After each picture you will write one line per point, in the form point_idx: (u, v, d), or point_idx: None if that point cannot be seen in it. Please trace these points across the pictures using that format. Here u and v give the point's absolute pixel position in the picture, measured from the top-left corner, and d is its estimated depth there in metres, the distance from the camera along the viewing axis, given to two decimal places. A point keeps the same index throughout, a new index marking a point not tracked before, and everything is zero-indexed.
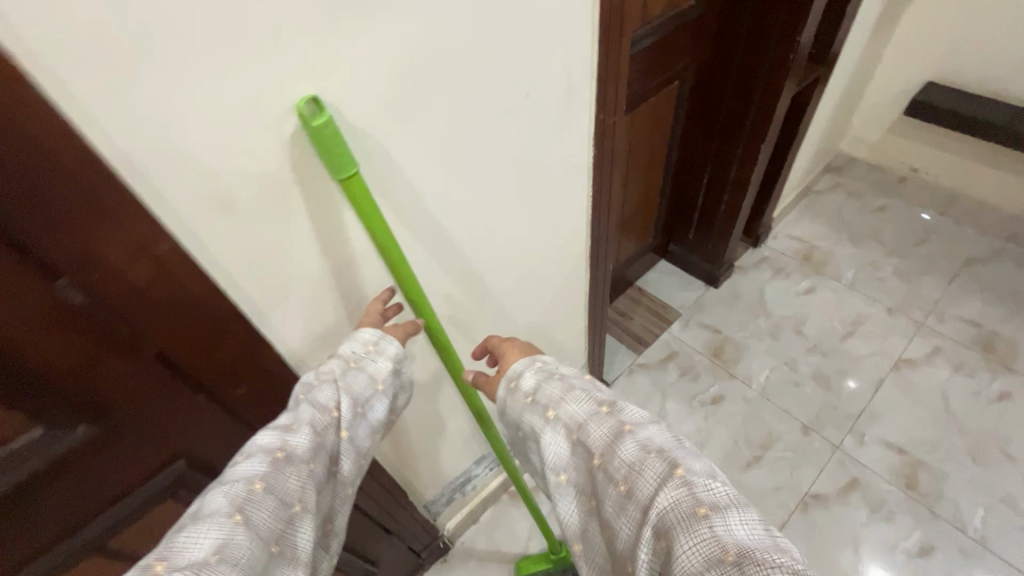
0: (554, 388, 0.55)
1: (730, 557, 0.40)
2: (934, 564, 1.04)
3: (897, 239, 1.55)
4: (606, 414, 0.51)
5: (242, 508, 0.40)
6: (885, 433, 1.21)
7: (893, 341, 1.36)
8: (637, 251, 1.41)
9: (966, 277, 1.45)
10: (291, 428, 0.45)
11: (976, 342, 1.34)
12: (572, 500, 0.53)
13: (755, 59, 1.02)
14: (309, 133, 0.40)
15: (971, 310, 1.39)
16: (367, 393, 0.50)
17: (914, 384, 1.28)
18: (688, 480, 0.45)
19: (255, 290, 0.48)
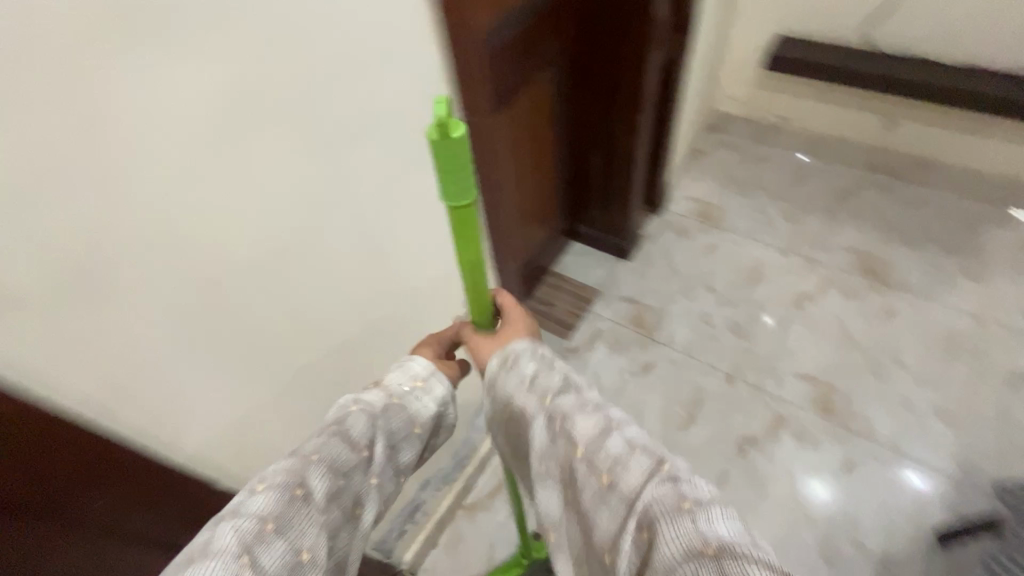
0: (553, 376, 0.49)
1: (710, 550, 0.36)
2: (857, 478, 1.10)
3: (779, 182, 1.58)
4: (597, 407, 0.46)
5: (250, 549, 0.37)
6: (797, 367, 1.24)
7: (789, 282, 1.38)
8: (547, 238, 1.32)
9: (845, 210, 1.51)
10: (310, 459, 0.43)
11: (857, 267, 1.40)
12: (549, 490, 0.47)
13: (621, 31, 0.98)
14: (433, 147, 0.38)
15: (850, 239, 1.45)
16: (404, 429, 0.51)
17: (814, 318, 1.32)
18: (675, 477, 0.41)
19: (103, 371, 0.41)
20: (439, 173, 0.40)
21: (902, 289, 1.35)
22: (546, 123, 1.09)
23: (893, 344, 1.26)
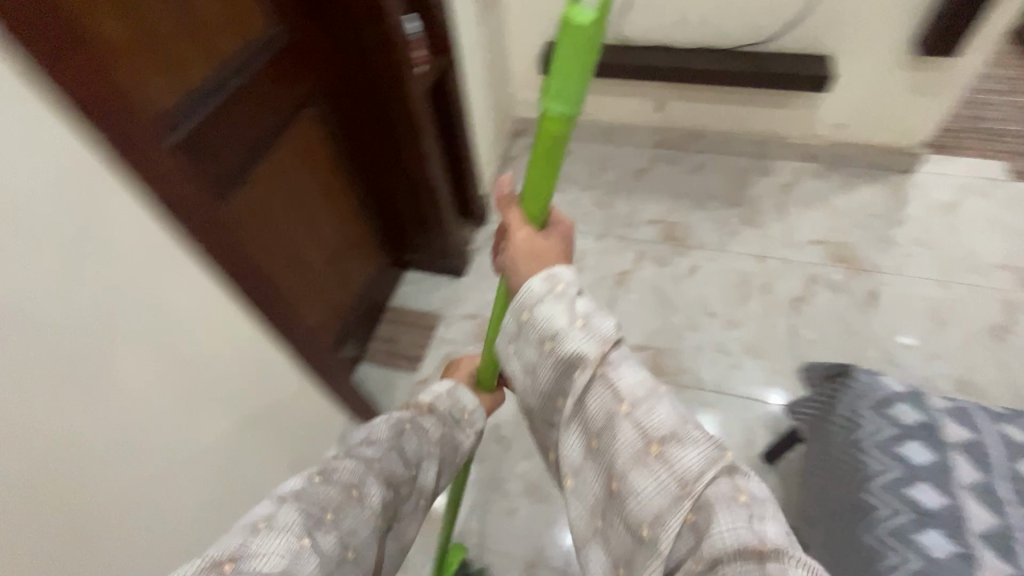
0: (586, 334, 0.76)
1: (696, 502, 0.66)
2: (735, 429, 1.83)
3: (587, 175, 2.54)
4: (648, 392, 0.74)
5: (306, 533, 0.68)
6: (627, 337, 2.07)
7: (603, 265, 2.26)
8: (372, 270, 2.07)
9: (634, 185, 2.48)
10: (361, 478, 0.77)
11: (661, 233, 2.33)
12: (592, 448, 0.77)
13: (371, 83, 1.60)
14: (566, 30, 0.66)
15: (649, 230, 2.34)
16: (422, 459, 0.87)
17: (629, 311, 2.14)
18: (680, 440, 0.70)
19: (69, 486, 0.80)
20: (559, 64, 0.69)
21: (691, 247, 2.27)
22: (332, 157, 1.73)
23: (702, 295, 2.14)
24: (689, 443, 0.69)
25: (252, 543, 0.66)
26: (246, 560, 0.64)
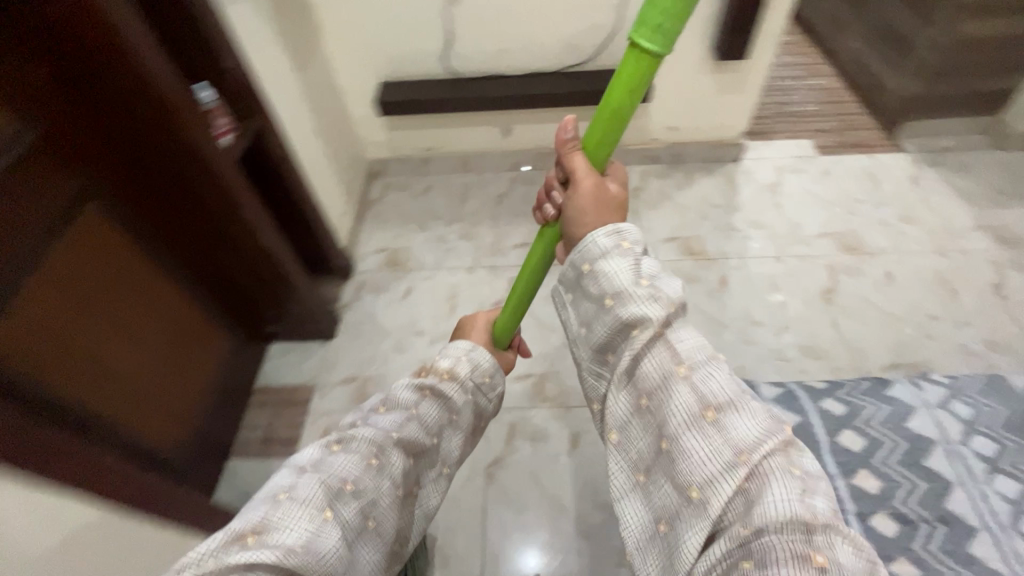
0: (698, 351, 0.52)
1: (818, 562, 0.40)
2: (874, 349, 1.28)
3: (792, 102, 1.90)
4: (746, 402, 0.49)
5: (376, 453, 0.64)
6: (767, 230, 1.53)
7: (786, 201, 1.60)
8: None
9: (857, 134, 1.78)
10: (412, 407, 0.72)
11: (863, 177, 1.65)
12: (644, 425, 0.53)
13: None
14: None
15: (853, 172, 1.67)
16: (439, 424, 0.74)
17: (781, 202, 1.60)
18: (804, 480, 0.44)
19: None
20: None
21: (909, 200, 1.58)
22: None
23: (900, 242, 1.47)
24: (887, 447, 0.74)
25: (452, 391, 0.77)
26: (609, 279, 0.56)
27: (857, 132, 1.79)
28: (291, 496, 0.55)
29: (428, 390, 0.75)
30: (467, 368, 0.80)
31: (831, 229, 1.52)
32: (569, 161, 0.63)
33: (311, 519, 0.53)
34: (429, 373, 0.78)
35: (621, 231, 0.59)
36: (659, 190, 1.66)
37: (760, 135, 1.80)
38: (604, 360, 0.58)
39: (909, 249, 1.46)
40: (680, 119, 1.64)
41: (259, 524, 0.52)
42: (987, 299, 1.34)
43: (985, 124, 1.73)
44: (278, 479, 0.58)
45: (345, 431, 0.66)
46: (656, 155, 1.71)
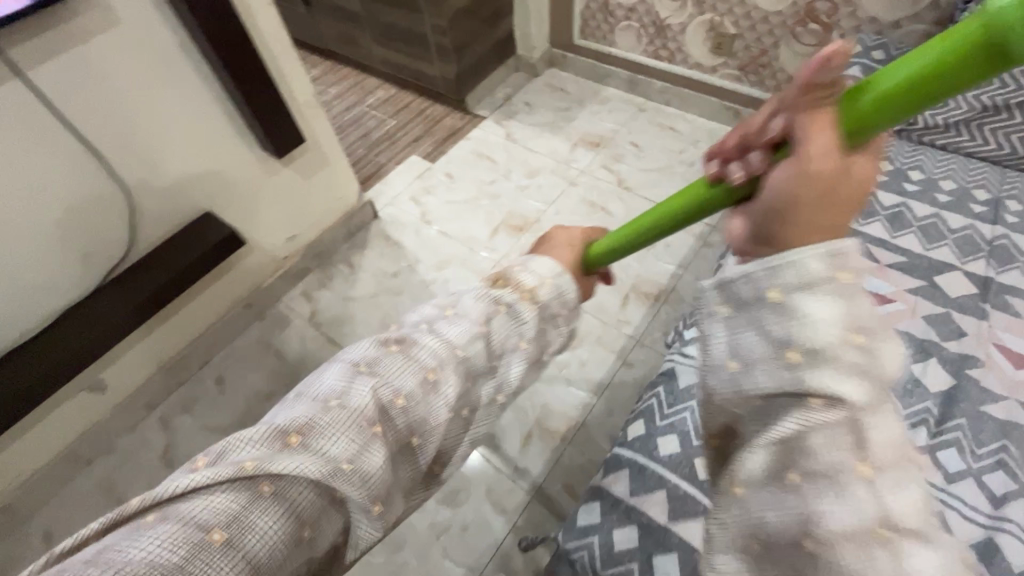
0: (892, 448, 0.33)
1: None
2: (609, 296, 1.35)
3: (374, 129, 1.84)
4: (939, 543, 0.33)
5: (424, 366, 0.48)
6: (454, 261, 1.46)
7: (447, 224, 1.55)
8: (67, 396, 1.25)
9: (448, 123, 1.83)
10: (463, 314, 0.53)
11: (481, 160, 1.70)
12: (783, 505, 0.34)
13: None
14: None
15: (471, 160, 1.71)
16: (506, 341, 0.53)
17: (442, 229, 1.54)
18: None
19: None
20: None
21: (525, 155, 1.70)
22: None
23: (548, 194, 1.58)
24: None
25: (528, 314, 0.53)
26: (804, 323, 0.34)
27: (443, 124, 1.83)
28: (339, 406, 0.44)
29: (502, 307, 0.53)
30: (553, 293, 0.55)
31: (494, 222, 1.54)
32: (805, 112, 0.31)
33: (355, 435, 0.43)
34: (506, 285, 0.55)
35: (846, 254, 0.33)
36: (334, 301, 1.41)
37: (375, 179, 1.69)
38: (740, 397, 0.36)
39: (554, 197, 1.57)
40: (292, 225, 1.37)
41: (302, 422, 0.43)
42: (624, 196, 1.55)
43: (515, 63, 1.95)
44: (333, 372, 0.47)
45: (412, 331, 0.52)
46: (302, 268, 1.44)
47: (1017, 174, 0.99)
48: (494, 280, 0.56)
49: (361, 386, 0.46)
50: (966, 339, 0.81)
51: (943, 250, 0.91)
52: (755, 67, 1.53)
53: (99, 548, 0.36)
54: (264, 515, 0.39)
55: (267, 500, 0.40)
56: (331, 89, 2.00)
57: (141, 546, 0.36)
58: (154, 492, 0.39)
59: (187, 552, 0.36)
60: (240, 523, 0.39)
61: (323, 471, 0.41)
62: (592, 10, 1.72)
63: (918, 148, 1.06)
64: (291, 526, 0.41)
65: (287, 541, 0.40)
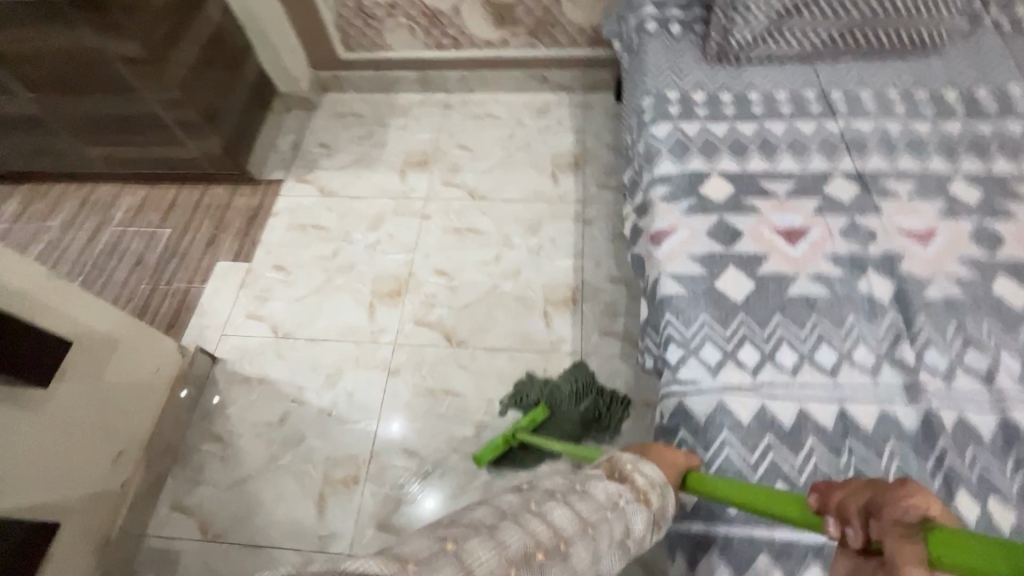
0: None
1: None
2: (528, 321, 1.23)
3: (145, 252, 1.40)
4: None
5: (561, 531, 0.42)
6: (344, 366, 1.20)
7: (310, 328, 1.25)
8: None
9: (239, 205, 1.46)
10: (589, 491, 0.47)
11: (307, 233, 1.40)
12: None
13: None
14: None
15: (293, 238, 1.40)
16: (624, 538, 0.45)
17: (307, 337, 1.24)
18: None
19: None
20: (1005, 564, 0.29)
21: (353, 207, 1.43)
22: None
23: (405, 240, 1.36)
24: (779, 457, 0.67)
25: (644, 525, 0.47)
26: None
27: (232, 208, 1.46)
28: (494, 540, 0.39)
29: (622, 501, 0.47)
30: (665, 501, 0.50)
31: (363, 299, 1.28)
32: (890, 535, 0.33)
33: (498, 564, 0.38)
34: (622, 482, 0.49)
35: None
36: (221, 496, 1.07)
37: (186, 313, 1.30)
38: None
39: (414, 240, 1.37)
40: (117, 437, 1.00)
41: (457, 534, 0.40)
42: (484, 208, 1.40)
43: (282, 104, 1.61)
44: (478, 511, 0.43)
45: (546, 494, 0.46)
46: (152, 482, 1.05)
47: (822, 64, 1.07)
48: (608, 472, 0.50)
49: (513, 521, 0.42)
50: (880, 237, 0.85)
51: (816, 159, 0.94)
52: (545, 29, 1.45)
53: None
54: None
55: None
56: (53, 223, 1.47)
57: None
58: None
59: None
60: None
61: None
62: (347, 19, 1.46)
63: (741, 68, 1.08)
64: None
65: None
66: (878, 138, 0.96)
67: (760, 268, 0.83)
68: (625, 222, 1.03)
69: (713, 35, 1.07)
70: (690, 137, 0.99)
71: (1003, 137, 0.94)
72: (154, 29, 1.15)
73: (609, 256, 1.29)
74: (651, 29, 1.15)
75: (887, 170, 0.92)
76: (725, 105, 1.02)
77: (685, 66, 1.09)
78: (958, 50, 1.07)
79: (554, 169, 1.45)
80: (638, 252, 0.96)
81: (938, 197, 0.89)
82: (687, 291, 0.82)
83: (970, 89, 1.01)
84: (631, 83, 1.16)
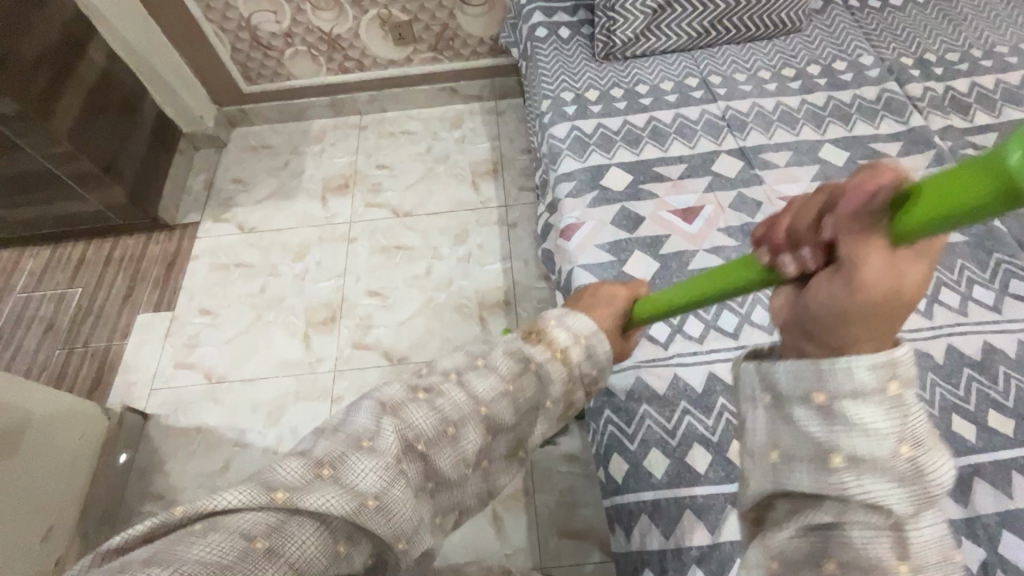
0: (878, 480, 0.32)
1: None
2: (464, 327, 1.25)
3: (54, 315, 1.33)
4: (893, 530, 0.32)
5: (448, 423, 0.41)
6: (285, 402, 1.18)
7: (244, 368, 1.23)
8: None
9: (155, 253, 1.41)
10: (488, 371, 0.45)
11: (231, 272, 1.37)
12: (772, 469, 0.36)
13: None
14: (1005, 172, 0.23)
15: (215, 279, 1.36)
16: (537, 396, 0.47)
17: (244, 378, 1.21)
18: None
19: None
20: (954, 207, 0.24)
21: (276, 240, 1.41)
22: None
23: (333, 267, 1.36)
24: (694, 420, 0.72)
25: (558, 381, 0.47)
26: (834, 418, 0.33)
27: (147, 256, 1.41)
28: (372, 450, 0.38)
29: (534, 365, 0.46)
30: (586, 355, 0.49)
31: (297, 331, 1.27)
32: (851, 232, 0.28)
33: (382, 470, 0.38)
34: (539, 342, 0.49)
35: (896, 364, 0.31)
36: None
37: (109, 372, 1.24)
38: (766, 459, 0.36)
39: (343, 264, 1.36)
40: (40, 514, 0.94)
41: (335, 453, 0.38)
42: (409, 223, 1.42)
43: (188, 144, 1.56)
44: (362, 410, 0.41)
45: (441, 375, 0.45)
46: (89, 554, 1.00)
47: (700, 53, 1.16)
48: (528, 333, 0.50)
49: (392, 417, 0.40)
50: (765, 206, 0.93)
51: (703, 141, 1.01)
52: (446, 43, 1.48)
53: (154, 551, 0.33)
54: (304, 526, 0.36)
55: (305, 516, 0.36)
56: None
57: (195, 548, 0.32)
58: (191, 507, 0.35)
59: (232, 561, 0.32)
60: (282, 531, 0.35)
61: (349, 506, 0.36)
62: (244, 52, 1.45)
63: (628, 64, 1.15)
64: (324, 548, 0.36)
65: (324, 556, 0.35)
66: (756, 116, 1.04)
67: (663, 248, 0.89)
68: (539, 219, 1.07)
69: (598, 36, 1.14)
70: (588, 133, 1.04)
71: (860, 103, 1.05)
72: (30, 82, 1.10)
73: (536, 255, 1.33)
74: (542, 35, 1.20)
75: (765, 144, 1.00)
76: (616, 100, 1.09)
77: (577, 67, 1.15)
78: (816, 29, 1.18)
79: (474, 177, 1.48)
80: (548, 247, 1.00)
81: (811, 162, 0.98)
82: (598, 278, 0.87)
83: (830, 62, 1.12)
84: (531, 89, 1.21)
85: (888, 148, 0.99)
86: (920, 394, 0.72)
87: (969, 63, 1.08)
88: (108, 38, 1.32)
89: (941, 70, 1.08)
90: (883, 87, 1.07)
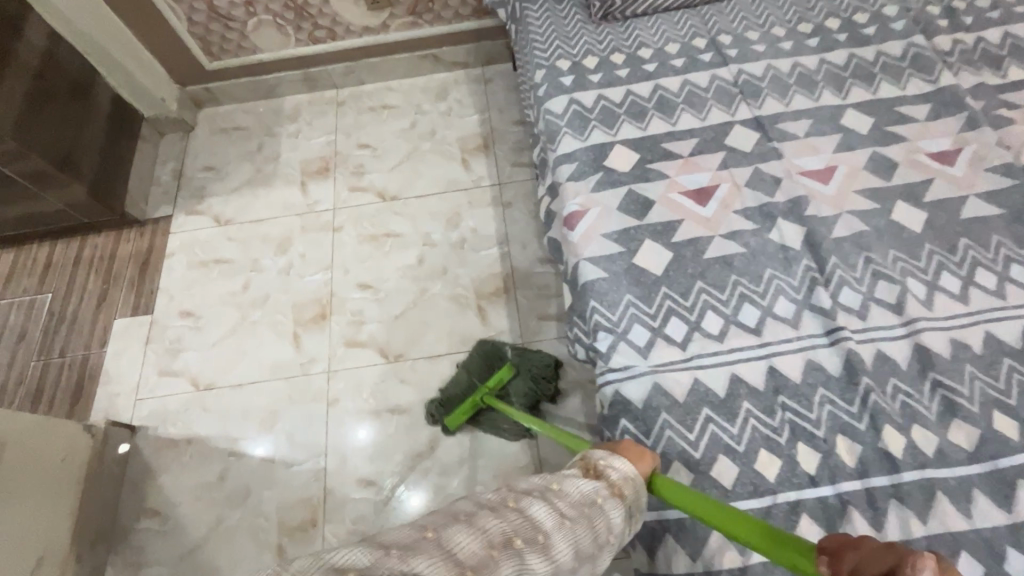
0: None
1: None
2: (462, 318, 1.18)
3: (26, 324, 1.25)
4: None
5: (541, 529, 0.46)
6: (278, 407, 1.12)
7: (231, 373, 1.16)
8: None
9: (127, 252, 1.32)
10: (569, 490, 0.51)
11: (210, 270, 1.28)
12: None
13: None
14: None
15: (193, 278, 1.27)
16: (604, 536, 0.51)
17: (233, 383, 1.15)
18: None
19: None
20: None
21: (256, 232, 1.32)
22: None
23: (318, 259, 1.27)
24: (718, 429, 0.67)
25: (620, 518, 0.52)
26: None
27: (119, 256, 1.31)
28: (473, 529, 0.44)
29: (599, 500, 0.51)
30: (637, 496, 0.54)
31: (286, 331, 1.20)
32: None
33: (479, 545, 0.43)
34: (597, 479, 0.54)
35: None
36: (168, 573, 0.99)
37: (90, 383, 1.17)
38: None
39: (330, 256, 1.28)
40: (26, 544, 0.89)
41: (442, 532, 0.44)
42: (397, 208, 1.33)
43: (151, 129, 1.43)
44: (467, 504, 0.49)
45: (526, 492, 0.51)
46: None
47: (707, 9, 1.04)
48: (586, 470, 0.55)
49: (491, 510, 0.47)
50: (784, 183, 0.85)
51: (714, 111, 0.92)
52: (425, 5, 1.35)
53: None
54: None
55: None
56: None
57: None
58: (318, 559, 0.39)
59: None
60: None
61: (451, 572, 0.40)
62: (202, 24, 1.31)
63: (629, 24, 1.04)
64: None
65: None
66: (771, 80, 0.95)
67: (676, 235, 0.82)
68: (540, 204, 0.98)
69: None
70: (588, 107, 0.94)
71: (884, 61, 0.95)
72: None
73: (534, 238, 1.26)
74: None
75: (783, 112, 0.92)
76: (618, 68, 0.98)
77: (573, 30, 1.03)
78: None
79: (463, 154, 1.38)
80: (552, 236, 0.92)
81: (833, 131, 0.89)
82: (607, 273, 0.80)
83: (850, 15, 1.01)
84: (522, 57, 1.10)
85: (916, 112, 0.90)
86: (958, 388, 0.67)
87: (1001, 10, 0.98)
88: (42, 14, 1.16)
89: (971, 19, 0.98)
90: (909, 41, 0.97)
